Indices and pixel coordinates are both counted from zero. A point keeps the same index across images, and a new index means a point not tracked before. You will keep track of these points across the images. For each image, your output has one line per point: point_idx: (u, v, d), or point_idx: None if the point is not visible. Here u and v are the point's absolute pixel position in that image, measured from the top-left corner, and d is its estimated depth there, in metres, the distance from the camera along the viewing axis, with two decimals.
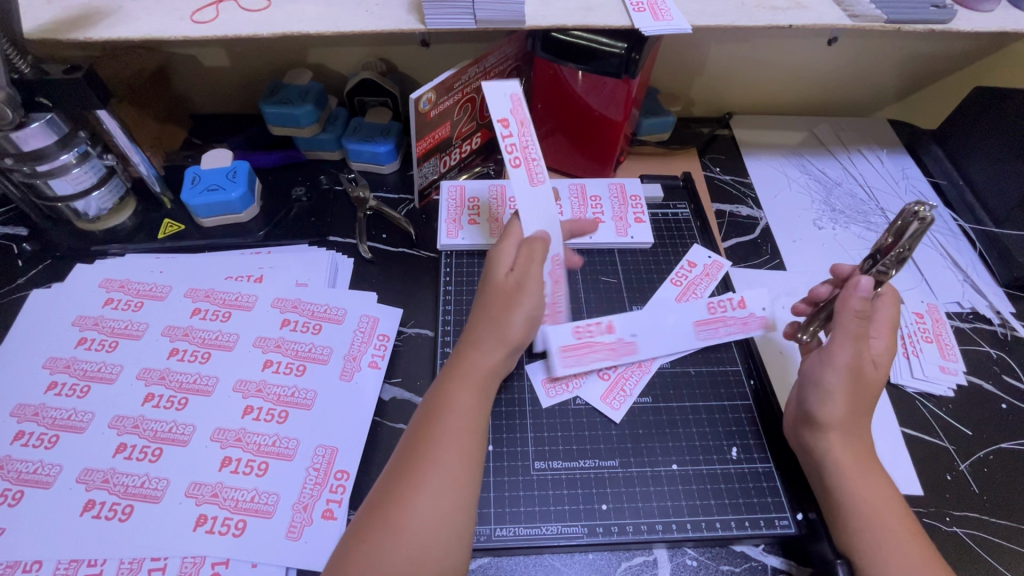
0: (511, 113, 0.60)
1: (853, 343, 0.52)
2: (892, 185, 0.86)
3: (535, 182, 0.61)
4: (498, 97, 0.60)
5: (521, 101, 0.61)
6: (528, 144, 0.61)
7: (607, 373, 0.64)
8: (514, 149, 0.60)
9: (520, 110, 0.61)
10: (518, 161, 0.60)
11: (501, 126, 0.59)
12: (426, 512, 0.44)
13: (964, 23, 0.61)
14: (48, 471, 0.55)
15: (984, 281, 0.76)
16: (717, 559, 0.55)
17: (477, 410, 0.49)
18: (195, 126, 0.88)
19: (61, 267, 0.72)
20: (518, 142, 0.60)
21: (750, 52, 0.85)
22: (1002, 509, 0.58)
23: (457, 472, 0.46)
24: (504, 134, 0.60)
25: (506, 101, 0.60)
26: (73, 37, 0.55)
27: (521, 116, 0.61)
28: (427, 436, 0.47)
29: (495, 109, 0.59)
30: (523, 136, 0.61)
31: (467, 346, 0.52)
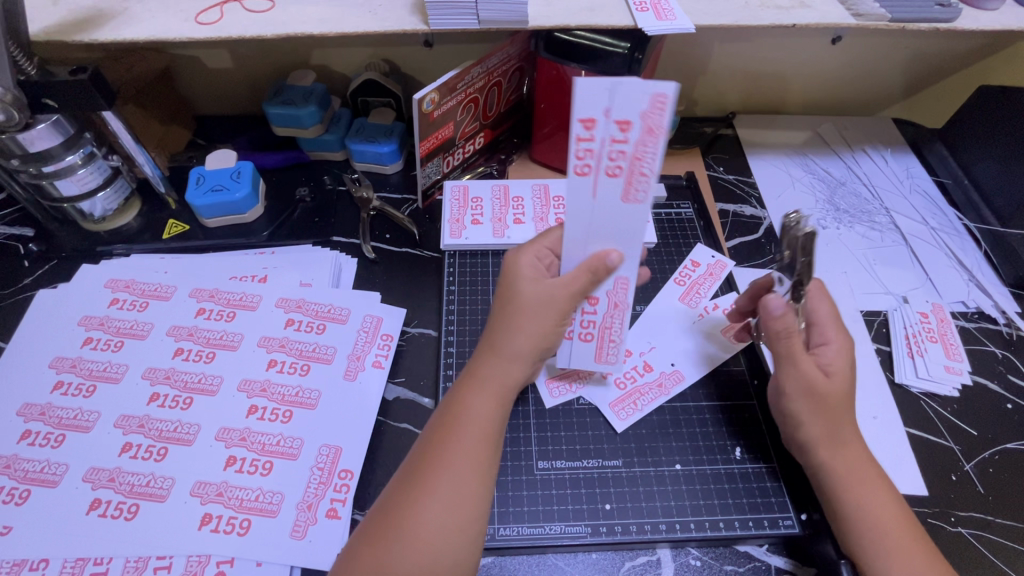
0: (610, 111, 0.41)
1: (790, 363, 0.53)
2: (897, 184, 0.86)
3: (633, 200, 0.46)
4: (630, 91, 0.40)
5: (667, 105, 0.40)
6: (616, 152, 0.43)
7: (622, 382, 0.63)
8: (617, 159, 0.43)
9: (655, 116, 0.41)
10: (587, 169, 0.44)
11: (583, 127, 0.42)
12: (439, 515, 0.44)
13: (969, 22, 0.61)
14: (54, 470, 0.55)
15: (990, 281, 0.75)
16: (722, 559, 0.54)
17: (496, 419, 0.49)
18: (199, 127, 0.88)
19: (67, 268, 0.72)
20: (628, 154, 0.43)
21: (753, 51, 0.85)
22: (1007, 510, 0.58)
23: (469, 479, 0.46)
24: (613, 137, 0.42)
25: (643, 103, 0.41)
26: (78, 39, 0.56)
27: (627, 116, 0.41)
28: (443, 442, 0.47)
29: (584, 102, 0.41)
30: (612, 142, 0.43)
31: (486, 354, 0.51)
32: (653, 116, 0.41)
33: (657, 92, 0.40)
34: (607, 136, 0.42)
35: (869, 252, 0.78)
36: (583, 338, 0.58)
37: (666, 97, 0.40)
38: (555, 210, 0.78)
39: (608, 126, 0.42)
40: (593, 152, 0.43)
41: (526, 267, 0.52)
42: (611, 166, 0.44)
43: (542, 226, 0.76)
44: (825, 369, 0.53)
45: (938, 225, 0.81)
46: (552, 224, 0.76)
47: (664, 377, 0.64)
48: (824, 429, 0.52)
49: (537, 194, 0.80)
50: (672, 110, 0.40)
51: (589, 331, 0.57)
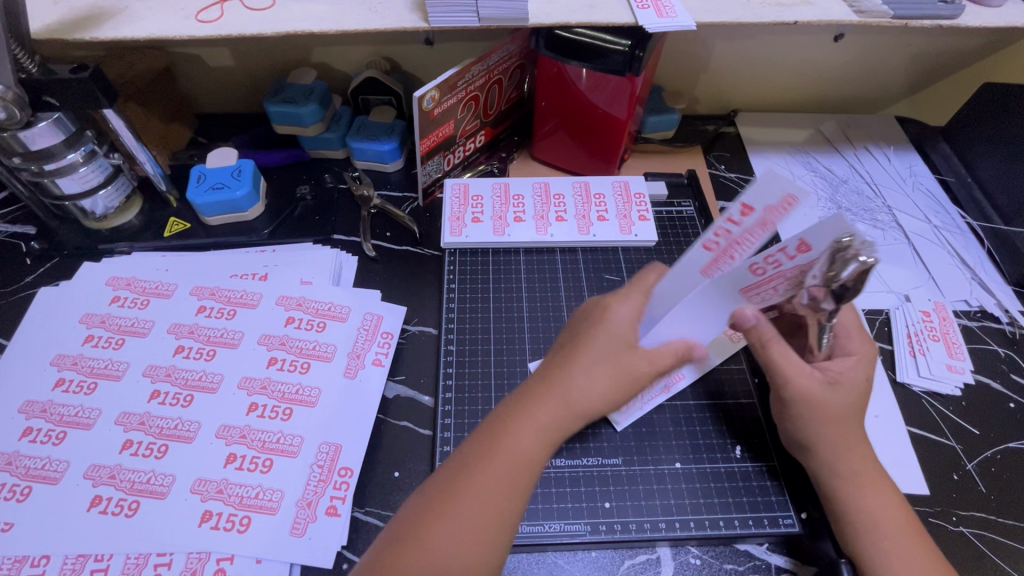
0: (766, 210, 0.43)
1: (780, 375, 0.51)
2: (900, 182, 0.86)
3: (748, 297, 0.48)
4: (770, 182, 0.42)
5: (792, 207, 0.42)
6: (745, 243, 0.46)
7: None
8: (722, 236, 0.47)
9: (778, 213, 0.43)
10: (715, 246, 0.48)
11: (795, 245, 0.42)
12: (446, 542, 0.42)
13: (973, 19, 0.61)
14: (56, 467, 0.55)
15: (992, 279, 0.75)
16: (722, 557, 0.54)
17: (539, 456, 0.46)
18: (200, 125, 0.88)
19: (69, 265, 0.72)
20: (734, 234, 0.47)
21: (755, 49, 0.85)
22: (1008, 509, 0.58)
23: (487, 513, 0.44)
24: (732, 217, 0.46)
25: (774, 198, 0.43)
26: (78, 37, 0.56)
27: (772, 220, 0.44)
28: (473, 470, 0.45)
29: (755, 194, 0.44)
30: (749, 234, 0.46)
31: (551, 395, 0.47)
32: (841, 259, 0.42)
33: (791, 193, 0.42)
34: (747, 229, 0.45)
35: None
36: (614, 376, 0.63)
37: (795, 201, 0.42)
38: (556, 207, 0.78)
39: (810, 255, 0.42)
40: (779, 267, 0.43)
41: (624, 325, 0.50)
42: (778, 282, 0.45)
43: (543, 224, 0.76)
44: (833, 377, 0.51)
45: (940, 224, 0.81)
46: (553, 222, 0.76)
47: None
48: (818, 427, 0.52)
49: (537, 192, 0.79)
50: (794, 213, 0.42)
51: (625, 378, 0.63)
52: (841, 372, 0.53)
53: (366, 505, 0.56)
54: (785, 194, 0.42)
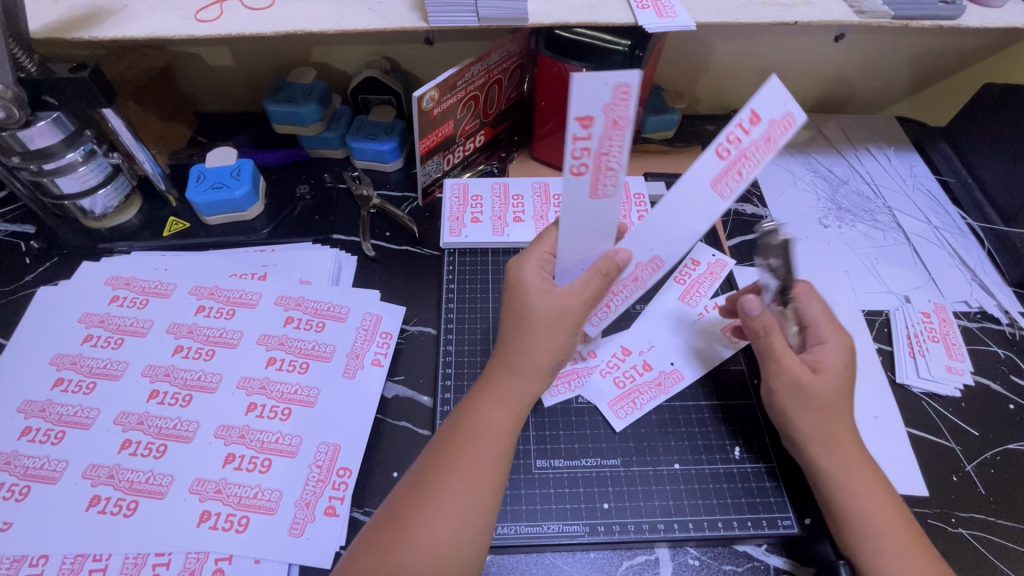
0: (605, 111, 0.40)
1: (775, 361, 0.53)
2: (900, 182, 0.85)
3: (719, 190, 0.46)
4: (592, 85, 0.38)
5: (630, 94, 0.39)
6: (611, 152, 0.42)
7: (621, 381, 0.63)
8: (585, 156, 0.42)
9: (620, 107, 0.40)
10: (585, 169, 0.43)
11: (748, 118, 0.43)
12: (429, 522, 0.43)
13: (973, 19, 0.60)
14: (55, 466, 0.55)
15: (993, 280, 0.75)
16: (720, 559, 0.54)
17: (508, 431, 0.48)
18: (200, 124, 0.88)
19: (68, 265, 0.72)
20: (595, 148, 0.42)
21: (755, 49, 0.84)
22: (1008, 511, 0.58)
23: (466, 489, 0.45)
24: (579, 135, 0.41)
25: (606, 94, 0.39)
26: (78, 36, 0.56)
27: (622, 115, 0.40)
28: (450, 450, 0.47)
29: (584, 100, 0.39)
30: (608, 140, 0.42)
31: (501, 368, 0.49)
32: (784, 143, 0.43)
33: (619, 80, 0.38)
34: (604, 139, 0.42)
35: (871, 252, 0.78)
36: (618, 381, 0.63)
37: (631, 87, 0.39)
38: (556, 207, 0.78)
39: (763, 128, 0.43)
40: (739, 142, 0.44)
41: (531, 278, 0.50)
42: (749, 171, 0.44)
43: (542, 224, 0.76)
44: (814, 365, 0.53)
45: (941, 224, 0.81)
46: (553, 222, 0.76)
47: (663, 377, 0.63)
48: (816, 427, 0.52)
49: (537, 192, 0.79)
50: (635, 99, 0.39)
51: (624, 380, 0.63)
52: (841, 372, 0.53)
53: (365, 505, 0.56)
54: (615, 86, 0.39)
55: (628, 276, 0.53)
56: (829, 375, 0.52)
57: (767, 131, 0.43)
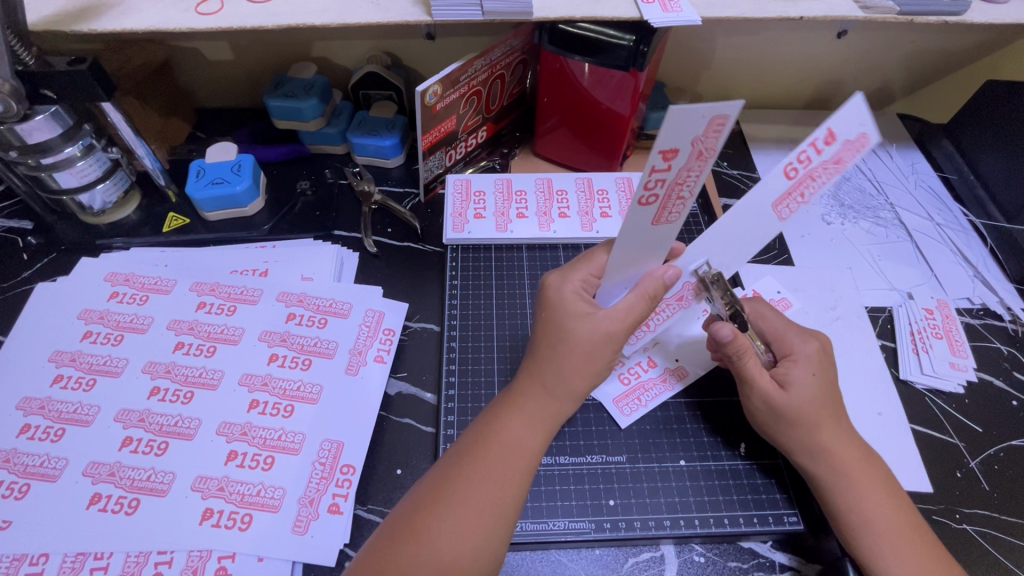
0: (693, 143, 0.38)
1: (746, 384, 0.54)
2: (902, 180, 0.85)
3: (777, 211, 0.45)
4: (689, 122, 0.36)
5: (724, 126, 0.38)
6: (686, 180, 0.42)
7: (625, 377, 0.63)
8: (658, 187, 0.41)
9: (709, 139, 0.38)
10: (654, 198, 0.43)
11: (823, 136, 0.38)
12: (446, 526, 0.43)
13: (978, 15, 0.60)
14: (55, 464, 0.55)
15: (995, 277, 0.75)
16: (725, 555, 0.54)
17: (531, 441, 0.49)
18: (199, 119, 0.88)
19: (67, 260, 0.71)
20: (671, 179, 0.41)
21: (758, 45, 0.84)
22: (1012, 507, 0.58)
23: (486, 498, 0.45)
24: (658, 167, 0.39)
25: (700, 128, 0.37)
26: (77, 28, 0.55)
27: (707, 145, 0.39)
28: (471, 457, 0.47)
29: (674, 136, 0.37)
30: (687, 170, 0.41)
31: (528, 383, 0.51)
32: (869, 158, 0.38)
33: (716, 115, 0.36)
34: (683, 169, 0.41)
35: (874, 248, 0.78)
36: (624, 379, 0.63)
37: (726, 119, 0.37)
38: (559, 204, 0.78)
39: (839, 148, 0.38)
40: (808, 164, 0.40)
41: (569, 296, 0.51)
42: (812, 191, 0.42)
43: (545, 221, 0.75)
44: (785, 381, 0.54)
45: (943, 221, 0.80)
46: (556, 219, 0.76)
47: (668, 374, 0.63)
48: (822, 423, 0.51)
49: (539, 189, 0.79)
50: (727, 131, 0.38)
51: (630, 377, 0.63)
52: None
53: (368, 503, 0.56)
54: (711, 119, 0.37)
55: (673, 296, 0.58)
56: (805, 384, 0.53)
57: (840, 150, 0.38)
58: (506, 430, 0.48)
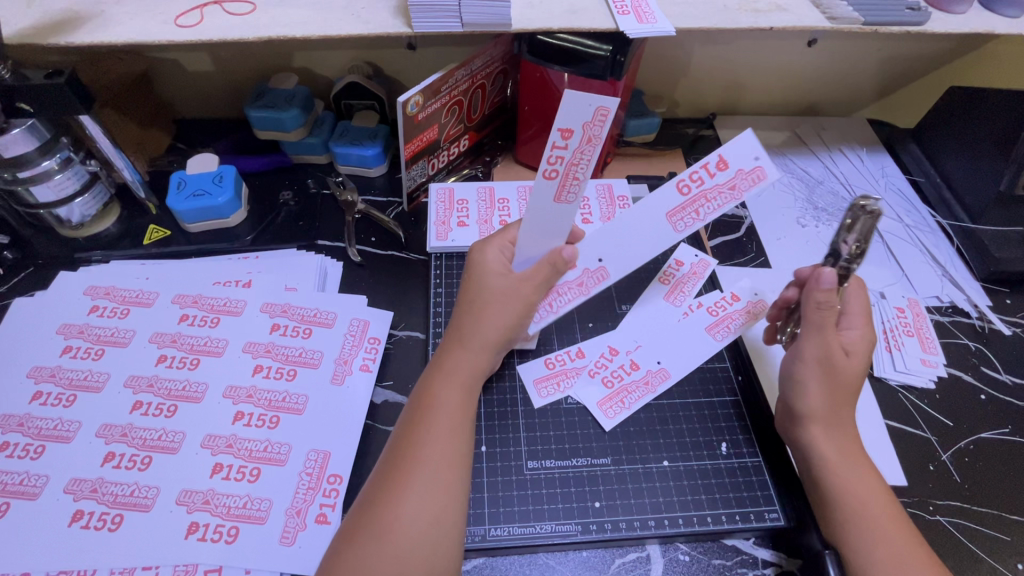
0: (583, 128, 0.46)
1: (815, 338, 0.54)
2: (872, 182, 0.88)
3: (673, 223, 0.59)
4: (575, 104, 0.45)
5: (607, 117, 0.45)
6: (581, 163, 0.48)
7: (551, 362, 0.65)
8: (558, 163, 0.48)
9: (595, 126, 0.46)
10: (555, 174, 0.49)
11: (716, 162, 0.55)
12: (421, 512, 0.45)
13: (938, 25, 0.63)
14: (35, 482, 0.54)
15: (962, 275, 0.77)
16: (709, 553, 0.55)
17: (462, 409, 0.51)
18: (179, 130, 0.87)
19: (44, 275, 0.70)
20: (568, 159, 0.48)
21: (732, 53, 0.87)
22: (982, 497, 0.60)
23: (447, 473, 0.47)
24: (557, 143, 0.47)
25: (587, 113, 0.45)
26: (54, 42, 0.55)
27: (594, 134, 0.47)
28: (413, 438, 0.48)
29: (565, 114, 0.46)
30: (580, 153, 0.48)
31: (452, 348, 0.53)
32: (744, 191, 0.55)
33: (599, 104, 0.45)
34: (578, 150, 0.47)
35: None
36: (605, 381, 0.64)
37: (608, 112, 0.45)
38: None
39: (728, 175, 0.55)
40: (701, 185, 0.56)
41: None
42: (705, 210, 0.57)
43: None
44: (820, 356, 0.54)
45: (912, 223, 0.83)
46: None
47: (651, 376, 0.64)
48: None
49: (521, 196, 0.80)
50: (610, 122, 0.46)
51: (613, 379, 0.64)
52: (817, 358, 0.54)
53: None
54: (595, 108, 0.45)
55: (573, 280, 0.61)
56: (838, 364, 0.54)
57: (733, 179, 0.55)
58: (441, 401, 0.50)
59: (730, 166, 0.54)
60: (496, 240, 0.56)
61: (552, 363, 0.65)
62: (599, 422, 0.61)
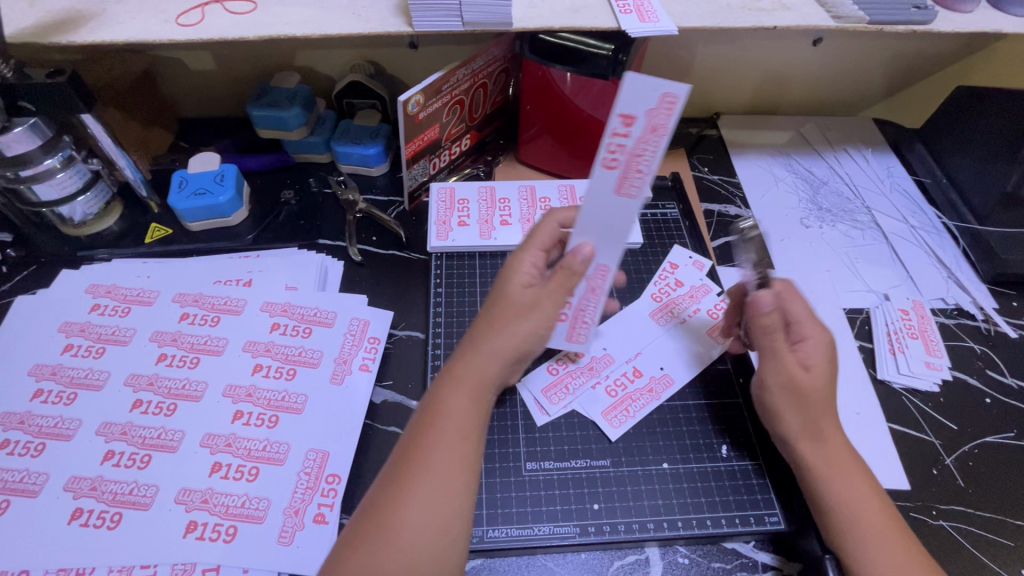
0: (649, 115, 0.47)
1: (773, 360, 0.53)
2: (877, 183, 0.87)
3: (625, 194, 0.52)
4: (641, 89, 0.46)
5: (674, 105, 0.47)
6: (644, 152, 0.49)
7: (554, 368, 0.64)
8: (619, 152, 0.49)
9: (661, 115, 0.47)
10: (616, 163, 0.50)
11: (621, 123, 0.48)
12: (424, 515, 0.44)
13: (945, 24, 0.62)
14: (35, 480, 0.54)
15: (968, 278, 0.77)
16: (709, 556, 0.55)
17: (470, 414, 0.50)
18: (181, 129, 0.87)
19: (45, 274, 0.71)
20: (630, 146, 0.49)
21: (736, 52, 0.86)
22: (986, 502, 0.59)
23: (452, 479, 0.46)
24: (618, 130, 0.48)
25: (652, 101, 0.47)
26: (56, 40, 0.55)
27: (660, 123, 0.48)
28: (420, 442, 0.47)
29: (630, 99, 0.47)
30: (643, 143, 0.49)
31: (465, 352, 0.52)
32: (668, 131, 0.48)
33: (666, 91, 0.46)
34: (641, 139, 0.49)
35: (851, 251, 0.79)
36: (609, 391, 0.63)
37: (675, 99, 0.46)
38: (542, 210, 0.78)
39: (642, 126, 0.48)
40: (625, 149, 0.49)
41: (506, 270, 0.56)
42: (644, 166, 0.50)
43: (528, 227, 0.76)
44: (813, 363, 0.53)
45: (918, 224, 0.82)
46: None
47: (654, 382, 0.64)
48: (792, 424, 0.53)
49: (523, 196, 0.80)
50: (677, 111, 0.47)
51: (617, 390, 0.63)
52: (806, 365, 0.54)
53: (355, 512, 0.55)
54: (661, 95, 0.46)
55: (584, 365, 0.65)
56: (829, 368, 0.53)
57: (649, 122, 0.48)
58: (449, 407, 0.49)
59: (639, 116, 0.48)
60: (528, 253, 0.57)
61: (555, 370, 0.64)
62: (605, 433, 0.60)
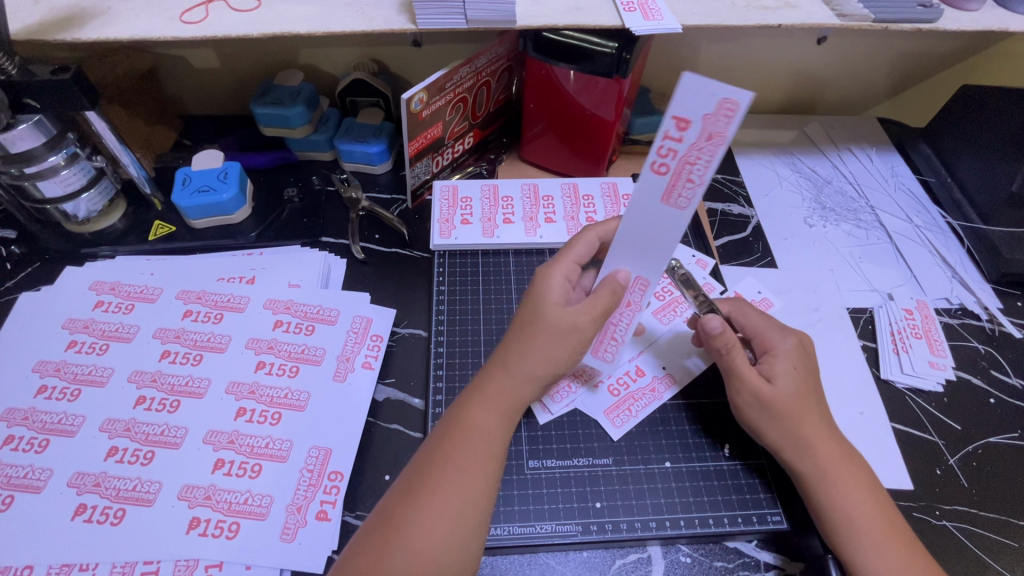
0: (705, 121, 0.42)
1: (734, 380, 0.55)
2: (882, 182, 0.87)
3: (674, 203, 0.48)
4: (698, 92, 0.41)
5: (735, 111, 0.41)
6: (697, 160, 0.45)
7: None
8: (670, 157, 0.45)
9: (718, 122, 0.42)
10: (665, 168, 0.46)
11: (675, 126, 0.43)
12: (439, 522, 0.44)
13: (951, 22, 0.61)
14: (39, 475, 0.54)
15: (972, 278, 0.76)
16: (711, 556, 0.55)
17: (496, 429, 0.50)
18: (185, 126, 0.87)
19: (50, 270, 0.71)
20: (681, 152, 0.45)
21: (740, 51, 0.86)
22: (990, 503, 0.59)
23: (470, 490, 0.47)
24: (670, 134, 0.44)
25: (710, 106, 0.41)
26: (61, 38, 0.55)
27: (716, 130, 0.42)
28: (445, 450, 0.48)
29: (682, 103, 0.42)
30: (697, 150, 0.44)
31: (494, 372, 0.53)
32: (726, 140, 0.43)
33: (726, 97, 0.41)
34: (693, 145, 0.44)
35: (855, 250, 0.79)
36: (612, 390, 0.63)
37: (737, 106, 0.41)
38: (545, 209, 0.78)
39: (697, 132, 0.43)
40: (675, 155, 0.45)
41: None
42: (696, 174, 0.46)
43: (531, 226, 0.76)
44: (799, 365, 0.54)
45: (922, 223, 0.82)
46: (542, 223, 0.76)
47: (657, 381, 0.64)
48: (794, 424, 0.52)
49: (526, 194, 0.80)
50: (738, 119, 0.41)
51: (619, 389, 0.63)
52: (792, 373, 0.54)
53: (357, 509, 0.55)
54: (721, 100, 0.41)
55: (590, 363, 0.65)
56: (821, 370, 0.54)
57: (704, 128, 0.43)
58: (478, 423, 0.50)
59: (694, 121, 0.42)
60: (559, 268, 0.56)
61: None
62: (607, 431, 0.60)
